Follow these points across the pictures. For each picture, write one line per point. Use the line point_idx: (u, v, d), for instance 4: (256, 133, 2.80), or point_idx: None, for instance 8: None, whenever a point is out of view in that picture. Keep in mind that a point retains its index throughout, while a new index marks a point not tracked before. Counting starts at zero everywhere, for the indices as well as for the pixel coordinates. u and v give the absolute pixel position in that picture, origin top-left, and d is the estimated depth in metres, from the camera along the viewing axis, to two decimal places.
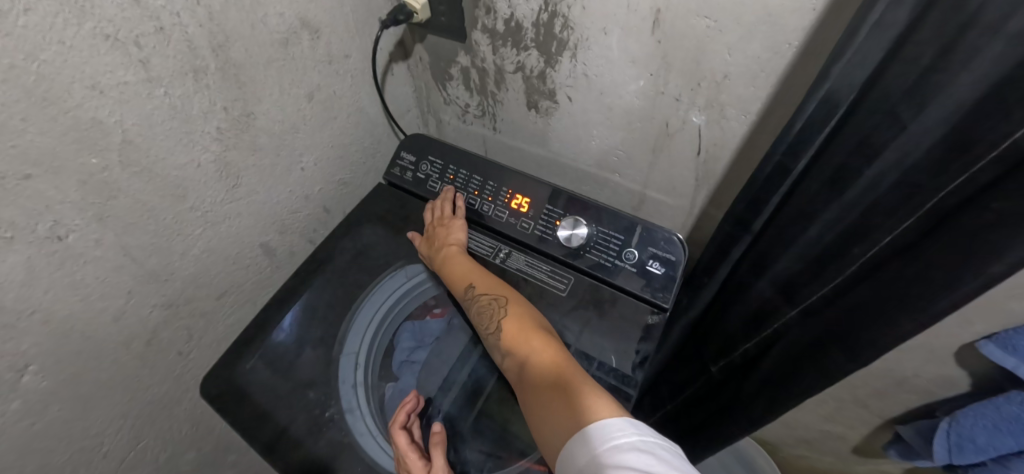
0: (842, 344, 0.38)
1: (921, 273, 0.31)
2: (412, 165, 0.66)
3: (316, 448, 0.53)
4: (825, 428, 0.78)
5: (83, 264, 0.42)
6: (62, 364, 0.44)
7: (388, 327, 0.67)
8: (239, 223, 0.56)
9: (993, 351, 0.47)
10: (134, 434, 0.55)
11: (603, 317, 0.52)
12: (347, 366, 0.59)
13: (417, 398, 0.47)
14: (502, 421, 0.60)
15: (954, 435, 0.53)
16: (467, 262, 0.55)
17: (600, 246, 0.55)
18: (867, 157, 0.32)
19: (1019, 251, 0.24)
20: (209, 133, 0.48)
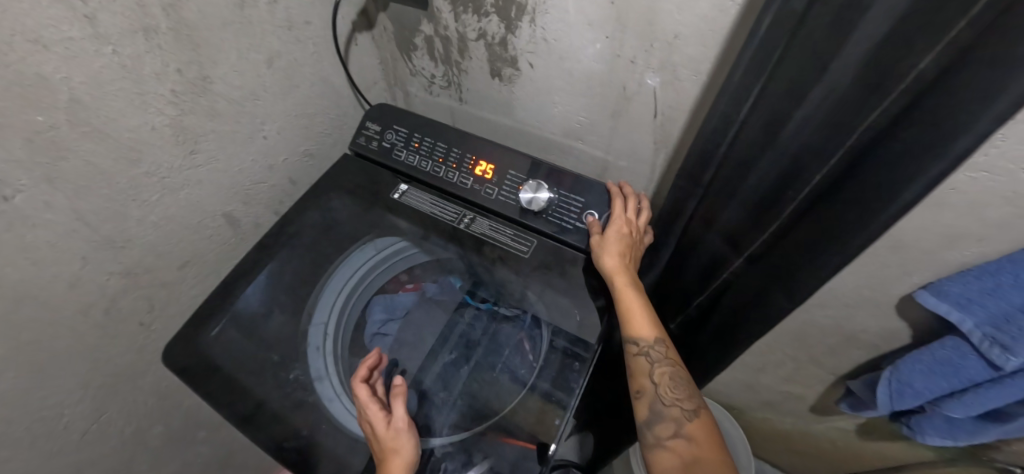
0: (781, 284, 0.40)
1: (847, 209, 0.33)
2: (378, 134, 0.67)
3: (282, 409, 0.52)
4: (785, 389, 0.82)
5: (33, 227, 0.42)
6: (15, 330, 0.44)
7: (358, 300, 0.67)
8: (199, 191, 0.55)
9: (928, 299, 0.51)
10: (96, 406, 0.55)
11: (565, 277, 0.54)
12: (316, 336, 0.59)
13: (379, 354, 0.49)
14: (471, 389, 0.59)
15: (894, 382, 0.57)
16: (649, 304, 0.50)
17: (561, 209, 0.56)
18: (795, 100, 0.33)
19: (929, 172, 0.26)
20: (163, 95, 0.47)
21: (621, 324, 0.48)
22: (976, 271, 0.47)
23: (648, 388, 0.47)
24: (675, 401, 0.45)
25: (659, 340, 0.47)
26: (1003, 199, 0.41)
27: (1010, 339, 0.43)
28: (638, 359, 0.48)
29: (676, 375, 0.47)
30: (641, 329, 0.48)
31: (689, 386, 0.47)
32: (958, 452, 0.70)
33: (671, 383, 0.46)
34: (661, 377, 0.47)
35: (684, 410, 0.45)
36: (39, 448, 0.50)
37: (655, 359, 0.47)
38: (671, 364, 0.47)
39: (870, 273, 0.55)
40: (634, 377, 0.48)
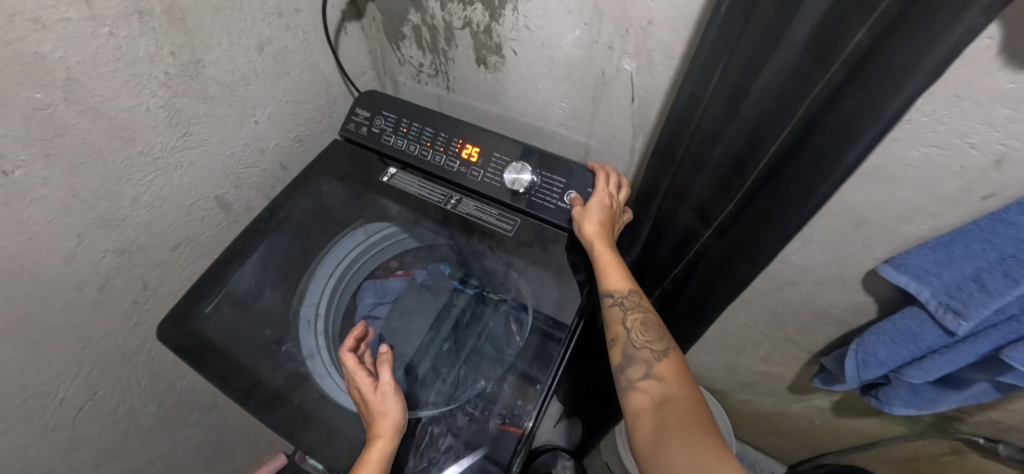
0: (746, 252, 0.44)
1: (799, 175, 0.35)
2: (367, 120, 0.69)
3: (272, 383, 0.53)
4: (763, 369, 0.87)
5: (30, 202, 0.43)
6: (11, 303, 0.45)
7: (348, 284, 0.69)
8: (192, 173, 0.57)
9: (889, 272, 0.54)
10: (90, 383, 0.56)
11: (548, 253, 0.56)
12: (307, 316, 0.61)
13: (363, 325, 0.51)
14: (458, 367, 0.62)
15: (861, 353, 0.59)
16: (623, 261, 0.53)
17: (543, 190, 0.59)
18: (753, 75, 0.35)
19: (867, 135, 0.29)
20: (157, 77, 0.49)
21: (596, 278, 0.51)
22: (932, 244, 0.50)
23: (622, 335, 0.49)
24: (646, 345, 0.48)
25: (632, 291, 0.50)
26: (953, 173, 0.44)
27: (962, 305, 0.45)
28: (610, 309, 0.51)
29: (647, 320, 0.50)
30: (616, 283, 0.50)
31: (659, 330, 0.49)
32: (925, 424, 0.74)
33: (643, 330, 0.49)
34: (634, 325, 0.49)
35: (655, 352, 0.47)
36: (35, 423, 0.52)
37: (628, 308, 0.50)
38: (642, 311, 0.50)
39: (838, 250, 0.58)
40: (609, 325, 0.51)
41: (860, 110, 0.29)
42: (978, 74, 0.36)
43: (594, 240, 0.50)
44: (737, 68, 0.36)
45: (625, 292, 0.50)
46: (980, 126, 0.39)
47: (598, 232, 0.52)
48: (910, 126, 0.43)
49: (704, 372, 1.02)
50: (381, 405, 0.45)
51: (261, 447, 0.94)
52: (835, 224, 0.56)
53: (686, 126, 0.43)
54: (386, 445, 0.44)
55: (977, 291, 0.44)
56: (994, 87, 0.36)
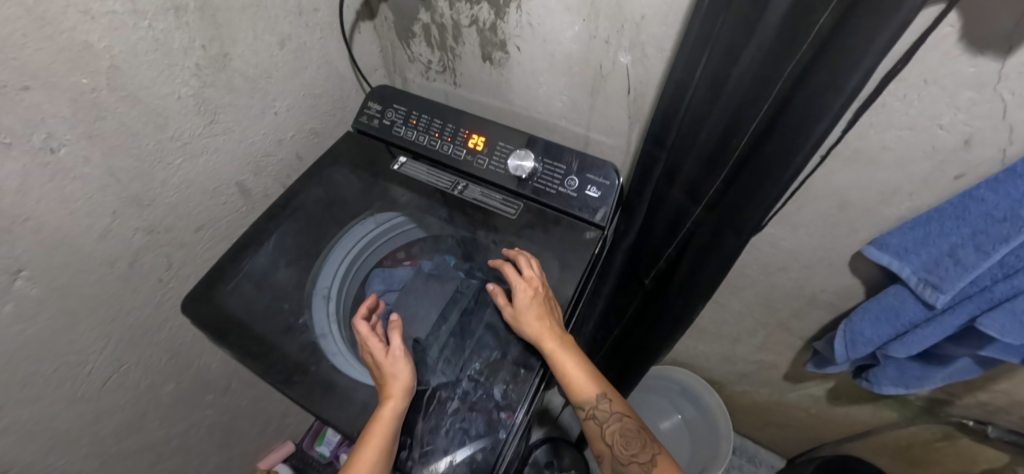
0: (732, 225, 0.47)
1: (776, 149, 0.39)
2: (379, 113, 0.73)
3: (287, 355, 0.56)
4: (760, 358, 0.90)
5: (72, 180, 0.47)
6: (52, 274, 0.49)
7: (357, 272, 0.72)
8: (216, 159, 0.61)
9: (873, 253, 0.57)
10: (117, 356, 0.59)
11: (549, 233, 0.60)
12: (320, 299, 0.64)
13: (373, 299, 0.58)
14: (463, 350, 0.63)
15: (849, 332, 0.62)
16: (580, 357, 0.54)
17: (545, 176, 0.63)
18: (733, 58, 0.39)
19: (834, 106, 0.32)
20: (189, 68, 0.53)
21: (565, 393, 0.53)
22: (911, 223, 0.53)
23: (606, 450, 0.54)
24: (633, 456, 0.52)
25: (602, 398, 0.53)
26: (925, 154, 0.47)
27: (939, 279, 0.48)
28: (589, 422, 0.54)
29: (626, 428, 0.53)
30: (585, 392, 0.53)
31: (638, 435, 0.53)
32: (917, 409, 0.76)
33: (624, 437, 0.52)
34: (615, 435, 0.53)
35: (642, 465, 0.51)
36: (65, 392, 0.55)
37: (603, 417, 0.53)
38: (617, 418, 0.53)
39: (825, 233, 0.61)
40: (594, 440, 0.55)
41: (825, 86, 0.32)
42: (942, 61, 0.39)
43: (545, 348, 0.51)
44: (720, 54, 0.39)
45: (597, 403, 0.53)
46: (947, 108, 0.42)
47: (543, 333, 0.51)
48: (885, 110, 0.46)
49: (701, 363, 1.05)
50: (386, 373, 0.52)
51: (269, 432, 0.97)
52: (820, 208, 0.59)
53: (676, 110, 0.46)
54: (396, 406, 0.50)
55: (952, 265, 0.47)
56: (957, 71, 0.39)
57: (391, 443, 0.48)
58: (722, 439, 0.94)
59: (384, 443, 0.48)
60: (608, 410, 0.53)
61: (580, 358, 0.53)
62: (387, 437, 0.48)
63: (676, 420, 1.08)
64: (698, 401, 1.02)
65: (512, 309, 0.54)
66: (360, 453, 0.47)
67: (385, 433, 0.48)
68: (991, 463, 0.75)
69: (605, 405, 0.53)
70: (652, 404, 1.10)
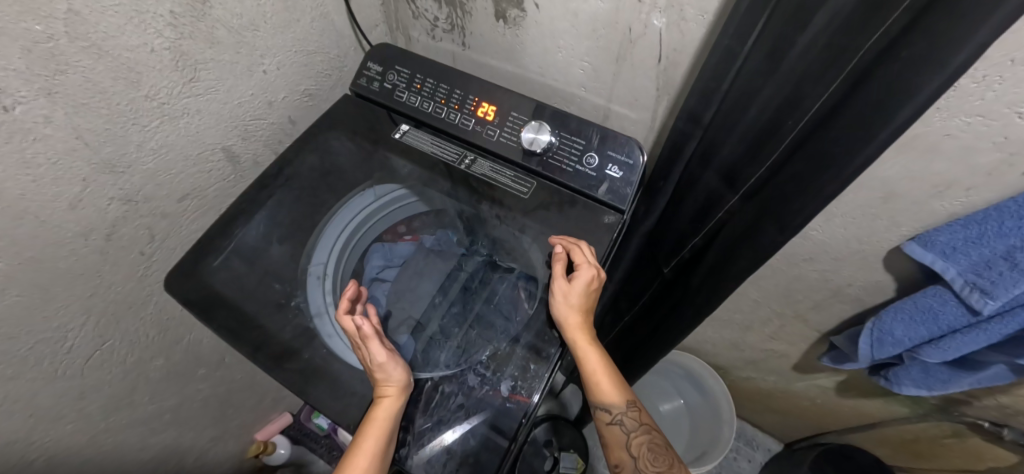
0: (774, 218, 0.42)
1: (841, 135, 0.33)
2: (380, 75, 0.66)
3: (281, 334, 0.53)
4: (770, 347, 0.87)
5: (33, 142, 0.41)
6: (18, 248, 0.44)
7: (357, 246, 0.68)
8: (200, 121, 0.55)
9: (915, 250, 0.52)
10: (99, 333, 0.56)
11: (564, 216, 0.55)
12: (316, 276, 0.60)
13: (349, 289, 0.54)
14: (464, 343, 0.59)
15: (876, 332, 0.59)
16: (610, 360, 0.53)
17: (562, 151, 0.57)
18: (800, 25, 0.32)
19: (933, 86, 0.25)
20: (162, 17, 0.45)
21: (591, 394, 0.53)
22: (964, 221, 0.47)
23: (628, 462, 0.52)
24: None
25: (631, 408, 0.52)
26: (995, 145, 0.40)
27: (989, 284, 0.44)
28: (612, 427, 0.53)
29: (653, 443, 0.52)
30: (611, 397, 0.53)
31: (665, 453, 0.51)
32: (929, 407, 0.73)
33: (649, 453, 0.51)
34: (640, 448, 0.52)
35: None
36: (43, 370, 0.52)
37: (629, 426, 0.52)
38: (644, 430, 0.52)
39: (862, 225, 0.56)
40: (615, 450, 0.53)
41: (917, 62, 0.26)
42: None
43: (579, 340, 0.50)
44: (784, 18, 0.33)
45: (624, 410, 0.52)
46: None
47: (581, 329, 0.51)
48: (957, 92, 0.38)
49: (708, 349, 1.02)
50: (388, 362, 0.49)
51: (266, 404, 0.97)
52: (861, 199, 0.53)
53: (719, 85, 0.41)
54: (392, 404, 0.49)
55: (1008, 269, 0.42)
56: None
57: (384, 448, 0.47)
58: (724, 425, 0.94)
59: (378, 448, 0.46)
60: (636, 420, 0.53)
61: (610, 363, 0.52)
62: (380, 438, 0.47)
63: (677, 403, 1.07)
64: (701, 386, 1.01)
65: (559, 291, 0.51)
66: (359, 450, 0.46)
67: (378, 437, 0.47)
68: (997, 461, 0.73)
69: (633, 414, 0.53)
70: (654, 386, 1.09)
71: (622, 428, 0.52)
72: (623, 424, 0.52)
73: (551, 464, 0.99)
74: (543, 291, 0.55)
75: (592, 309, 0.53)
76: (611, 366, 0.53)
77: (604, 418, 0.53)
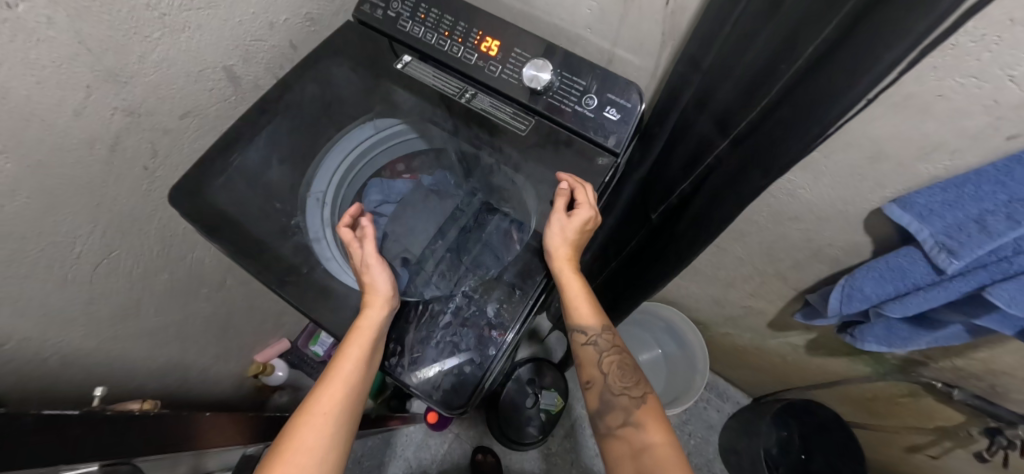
0: (761, 163, 0.43)
1: (832, 79, 0.34)
2: (383, 2, 0.65)
3: (282, 251, 0.56)
4: (747, 304, 0.92)
5: (36, 43, 0.41)
6: (28, 150, 0.45)
7: (355, 179, 0.69)
8: (201, 37, 0.55)
9: (895, 211, 0.53)
10: (106, 243, 0.59)
11: (560, 155, 0.56)
12: (315, 202, 0.62)
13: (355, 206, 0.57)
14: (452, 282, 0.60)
15: (848, 288, 0.62)
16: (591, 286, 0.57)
17: (562, 91, 0.58)
18: None
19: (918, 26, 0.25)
20: None
21: (570, 314, 0.57)
22: (944, 184, 0.48)
23: (598, 378, 0.56)
24: (624, 389, 0.54)
25: (606, 332, 0.57)
26: (983, 109, 0.40)
27: (956, 244, 0.46)
28: (587, 347, 0.57)
29: (623, 364, 0.57)
30: (588, 320, 0.57)
31: (634, 373, 0.56)
32: (890, 367, 0.78)
33: (619, 371, 0.56)
34: (610, 366, 0.56)
35: (633, 398, 0.53)
36: (56, 274, 0.55)
37: (602, 347, 0.57)
38: (616, 352, 0.57)
39: (847, 185, 0.58)
40: (587, 368, 0.57)
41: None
42: None
43: (566, 261, 0.54)
44: None
45: (600, 333, 0.57)
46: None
47: (568, 252, 0.54)
48: (954, 51, 0.38)
49: (691, 304, 1.07)
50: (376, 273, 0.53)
51: (265, 329, 1.03)
52: (849, 158, 0.54)
53: None
54: (378, 314, 0.52)
55: (976, 231, 0.44)
56: None
57: (369, 354, 0.51)
58: (697, 376, 1.00)
59: (362, 353, 0.50)
60: (610, 342, 0.57)
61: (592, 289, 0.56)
62: (365, 345, 0.50)
63: (655, 353, 1.13)
64: (681, 340, 1.06)
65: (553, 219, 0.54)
66: (348, 343, 0.50)
67: (364, 341, 0.50)
68: (946, 421, 0.79)
69: (608, 337, 0.57)
70: (635, 336, 1.15)
71: (596, 349, 0.57)
72: (597, 344, 0.57)
73: (532, 400, 1.07)
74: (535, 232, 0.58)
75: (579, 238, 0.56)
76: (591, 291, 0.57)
77: (580, 339, 0.57)
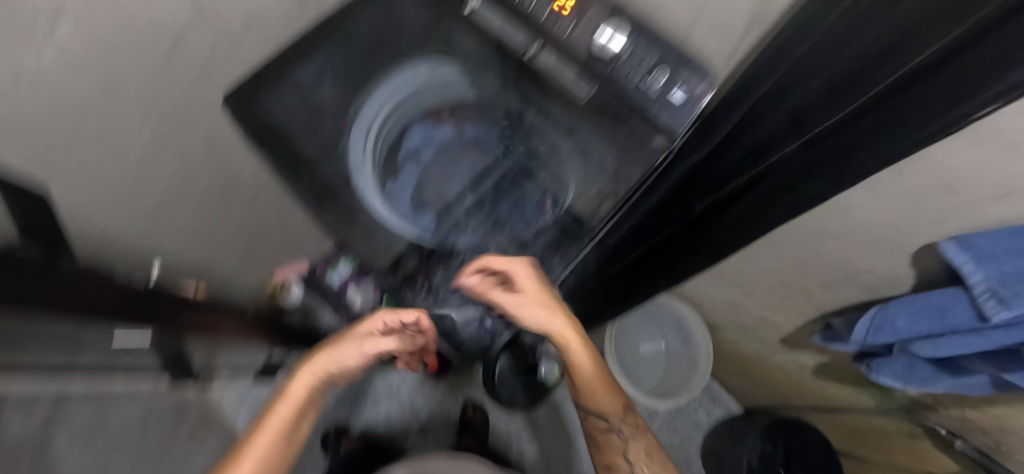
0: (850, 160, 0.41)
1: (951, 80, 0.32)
2: None
3: (326, 171, 0.58)
4: (763, 315, 0.91)
5: None
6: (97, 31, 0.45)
7: (398, 119, 0.64)
8: None
9: (948, 248, 0.50)
10: (157, 138, 0.60)
11: (612, 129, 0.55)
12: (359, 132, 0.59)
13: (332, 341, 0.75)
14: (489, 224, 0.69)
15: (878, 318, 0.60)
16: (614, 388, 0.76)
17: (631, 64, 0.53)
18: None
19: None
20: None
21: (595, 409, 0.77)
22: (1013, 229, 0.45)
23: (625, 465, 0.77)
24: (650, 465, 0.76)
25: (627, 424, 0.77)
26: None
27: (1013, 294, 0.43)
28: (609, 433, 0.78)
29: (648, 452, 0.77)
30: (610, 410, 0.77)
31: (659, 456, 0.77)
32: (896, 404, 0.77)
33: (648, 455, 0.77)
34: (638, 454, 0.77)
35: (653, 472, 0.76)
36: (108, 161, 0.56)
37: (625, 435, 0.77)
38: (640, 439, 0.77)
39: (905, 213, 0.54)
40: (611, 454, 0.78)
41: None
42: None
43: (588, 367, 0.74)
44: None
45: (622, 421, 0.77)
46: None
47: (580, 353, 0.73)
48: None
49: (705, 305, 1.06)
50: (333, 351, 0.72)
51: (287, 249, 1.05)
52: (917, 187, 0.50)
53: None
54: (316, 361, 0.71)
55: None
56: None
57: (289, 411, 0.68)
58: (697, 375, 1.03)
59: (285, 414, 0.68)
60: (635, 434, 0.77)
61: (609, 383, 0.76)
62: (299, 387, 0.70)
63: (657, 346, 1.13)
64: (687, 337, 1.07)
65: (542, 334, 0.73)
66: (271, 414, 0.68)
67: (287, 406, 0.68)
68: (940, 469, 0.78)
69: (627, 433, 0.77)
70: (641, 327, 1.13)
71: (621, 433, 0.77)
72: (626, 429, 0.77)
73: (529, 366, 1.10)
74: (569, 205, 0.61)
75: (602, 383, 0.76)
76: (618, 399, 0.76)
77: (607, 428, 0.77)
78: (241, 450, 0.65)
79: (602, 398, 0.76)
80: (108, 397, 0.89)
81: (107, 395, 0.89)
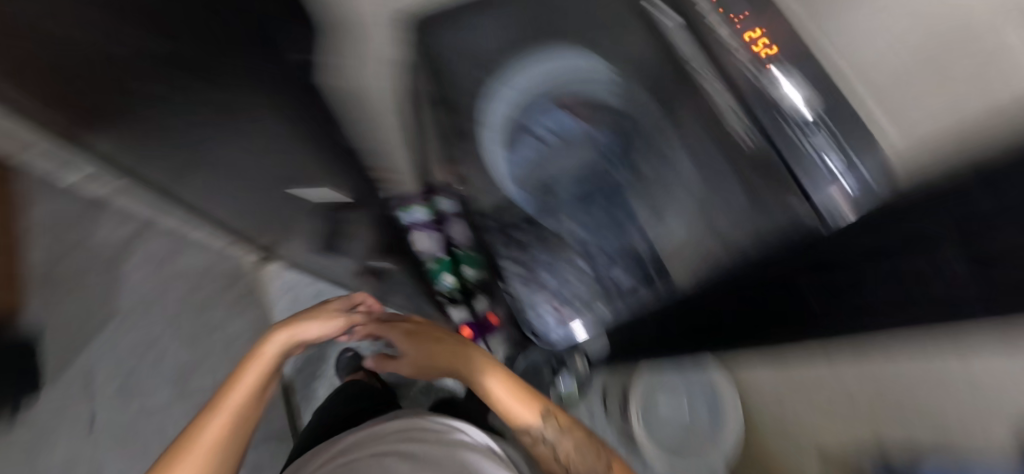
0: None
1: None
2: None
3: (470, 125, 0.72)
4: (834, 436, 0.89)
5: None
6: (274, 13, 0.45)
7: (530, 98, 0.64)
8: None
9: None
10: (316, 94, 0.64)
11: (765, 180, 0.54)
12: (499, 99, 0.65)
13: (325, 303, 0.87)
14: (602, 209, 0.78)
15: None
16: (517, 389, 0.77)
17: (799, 131, 0.48)
18: None
19: None
20: None
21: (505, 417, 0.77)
22: None
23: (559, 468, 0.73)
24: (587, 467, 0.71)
25: (542, 424, 0.75)
26: None
27: None
28: (535, 442, 0.75)
29: (577, 446, 0.73)
30: (524, 418, 0.75)
31: (590, 451, 0.72)
32: None
33: (578, 456, 0.72)
34: (566, 456, 0.73)
35: None
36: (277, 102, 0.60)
37: (549, 436, 0.74)
38: (568, 436, 0.74)
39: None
40: (544, 459, 0.75)
41: None
42: None
43: (481, 378, 0.78)
44: None
45: (540, 425, 0.74)
46: None
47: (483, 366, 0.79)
48: None
49: (755, 391, 1.06)
50: (314, 327, 0.78)
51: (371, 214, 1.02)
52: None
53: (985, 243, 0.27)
54: (272, 352, 0.71)
55: None
56: None
57: (242, 399, 0.65)
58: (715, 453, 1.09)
59: (241, 399, 0.65)
60: (564, 429, 0.75)
61: (517, 391, 0.77)
62: (250, 384, 0.67)
63: (683, 419, 1.10)
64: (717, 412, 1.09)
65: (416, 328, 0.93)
66: (232, 395, 0.64)
67: (250, 384, 0.67)
68: None
69: (556, 430, 0.74)
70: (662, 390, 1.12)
71: (546, 437, 0.74)
72: (549, 432, 0.74)
73: None
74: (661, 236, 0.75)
75: (495, 378, 0.78)
76: (530, 401, 0.76)
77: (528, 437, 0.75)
78: (203, 415, 0.62)
79: (506, 398, 0.76)
80: (178, 244, 1.10)
81: (179, 241, 1.10)
